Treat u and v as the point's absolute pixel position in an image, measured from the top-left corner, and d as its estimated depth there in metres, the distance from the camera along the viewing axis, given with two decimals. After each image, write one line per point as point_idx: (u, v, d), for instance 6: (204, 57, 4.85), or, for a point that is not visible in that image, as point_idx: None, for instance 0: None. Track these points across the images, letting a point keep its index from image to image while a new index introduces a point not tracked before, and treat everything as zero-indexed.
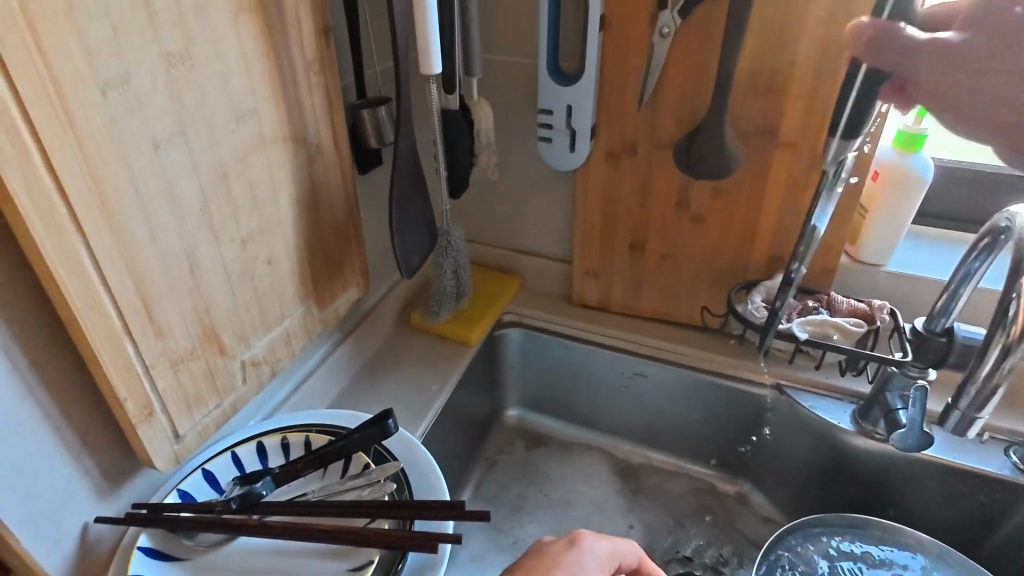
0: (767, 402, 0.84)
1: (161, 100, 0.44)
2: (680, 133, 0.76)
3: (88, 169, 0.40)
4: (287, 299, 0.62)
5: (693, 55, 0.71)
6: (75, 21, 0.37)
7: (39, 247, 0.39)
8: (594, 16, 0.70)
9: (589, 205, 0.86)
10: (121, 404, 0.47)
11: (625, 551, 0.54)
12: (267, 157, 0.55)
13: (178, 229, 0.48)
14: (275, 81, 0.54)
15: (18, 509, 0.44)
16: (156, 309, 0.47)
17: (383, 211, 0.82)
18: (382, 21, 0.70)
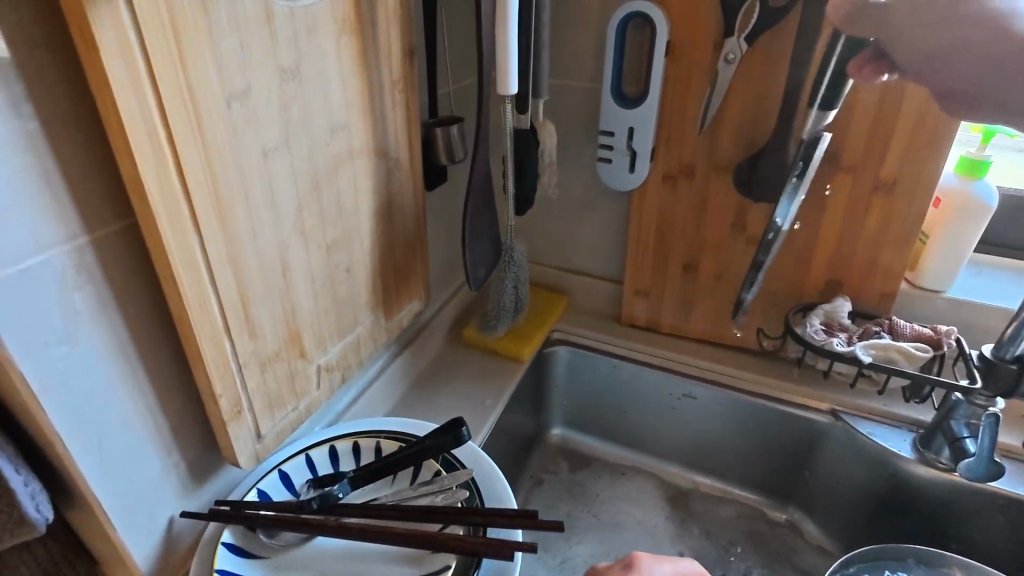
0: (822, 428, 0.83)
1: (273, 110, 0.46)
2: (740, 156, 0.78)
3: (210, 173, 0.42)
4: (360, 307, 0.64)
5: (757, 81, 0.72)
6: (212, 36, 0.40)
7: (164, 245, 0.41)
8: (660, 42, 0.73)
9: (643, 225, 0.88)
10: (216, 400, 0.49)
11: (690, 571, 0.53)
12: (354, 169, 0.57)
13: (275, 233, 0.50)
14: (366, 98, 0.56)
15: (116, 499, 0.46)
16: (252, 309, 0.49)
17: (443, 227, 0.84)
18: (456, 45, 0.73)
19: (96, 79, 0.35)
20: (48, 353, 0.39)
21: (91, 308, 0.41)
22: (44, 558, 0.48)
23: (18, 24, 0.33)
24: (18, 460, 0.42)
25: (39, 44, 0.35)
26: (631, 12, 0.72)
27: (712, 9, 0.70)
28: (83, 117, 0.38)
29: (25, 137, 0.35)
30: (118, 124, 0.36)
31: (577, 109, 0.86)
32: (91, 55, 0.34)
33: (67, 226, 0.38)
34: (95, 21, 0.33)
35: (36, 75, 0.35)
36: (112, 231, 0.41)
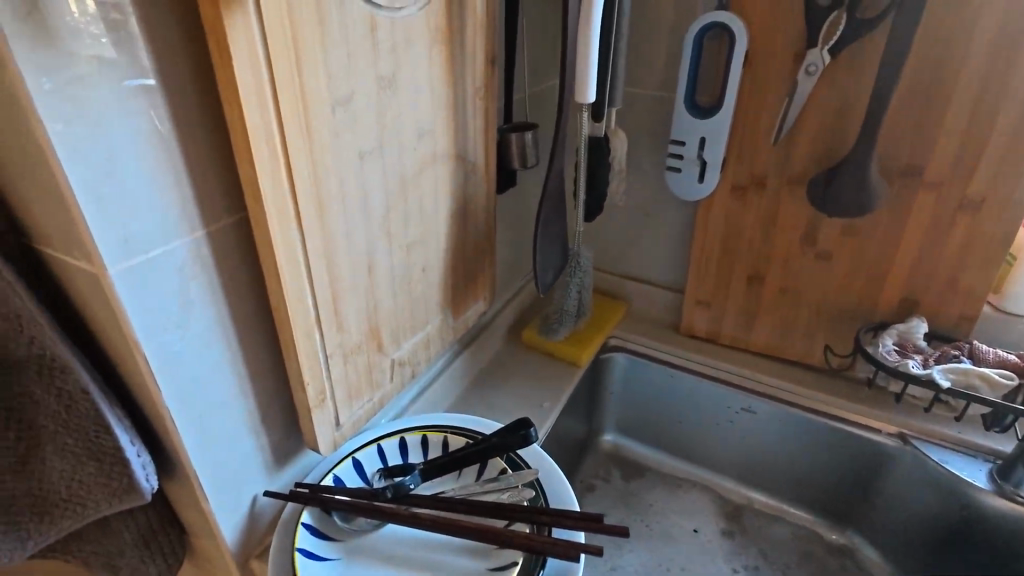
0: (889, 452, 0.81)
1: (370, 116, 0.49)
2: (816, 169, 0.76)
3: (314, 174, 0.45)
4: (432, 306, 0.66)
5: (840, 93, 0.70)
6: (324, 45, 0.42)
7: (271, 241, 0.44)
8: (739, 52, 0.72)
9: (708, 235, 0.87)
10: (304, 387, 0.51)
11: None
12: (436, 173, 0.59)
13: (365, 232, 0.52)
14: (451, 104, 0.58)
15: (210, 475, 0.49)
16: (340, 303, 0.52)
17: (509, 230, 0.86)
18: (533, 52, 0.74)
19: (225, 84, 0.38)
20: (166, 336, 0.43)
21: (204, 297, 0.44)
22: (144, 525, 0.53)
23: (164, 36, 0.37)
24: (133, 433, 0.46)
25: (179, 55, 0.38)
26: (710, 21, 0.72)
27: (795, 20, 0.69)
28: (209, 120, 0.41)
29: (161, 139, 0.38)
30: (241, 128, 0.39)
31: (647, 117, 0.86)
32: (224, 63, 0.37)
33: (190, 220, 0.42)
34: (231, 33, 0.36)
35: (174, 81, 0.38)
36: (226, 225, 0.44)
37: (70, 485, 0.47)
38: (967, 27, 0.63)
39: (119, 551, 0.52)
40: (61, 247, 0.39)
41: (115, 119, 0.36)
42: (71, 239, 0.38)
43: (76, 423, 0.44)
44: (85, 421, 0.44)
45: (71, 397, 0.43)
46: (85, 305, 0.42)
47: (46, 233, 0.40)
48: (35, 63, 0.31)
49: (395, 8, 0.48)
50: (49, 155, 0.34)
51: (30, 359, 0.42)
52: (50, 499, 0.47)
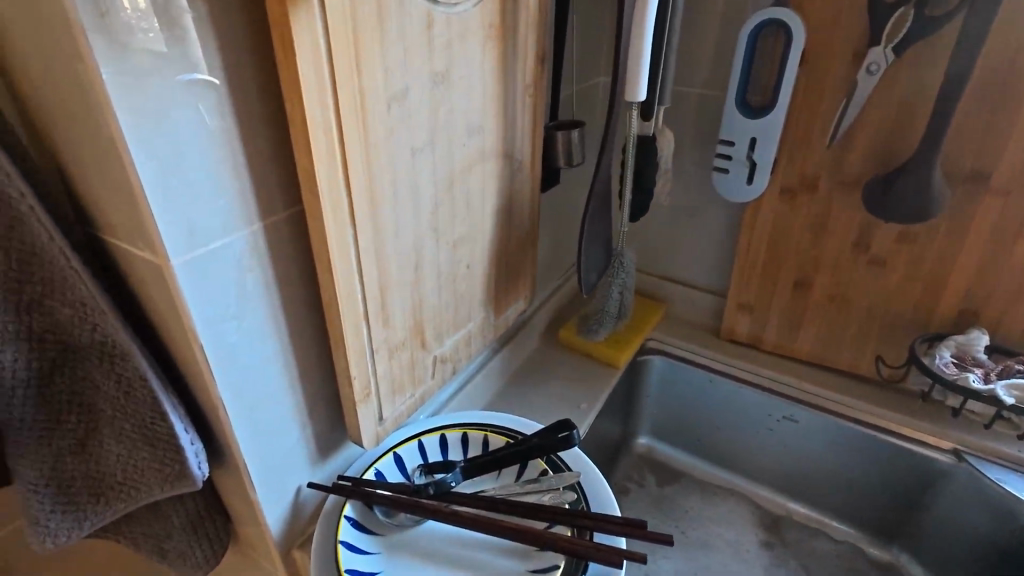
0: (941, 468, 0.77)
1: (423, 112, 0.49)
2: (873, 172, 0.73)
3: (368, 171, 0.45)
4: (474, 303, 0.66)
5: (902, 93, 0.68)
6: (383, 41, 0.42)
7: (326, 236, 0.44)
8: (796, 51, 0.70)
9: (755, 238, 0.84)
10: (350, 381, 0.52)
11: None
12: (484, 170, 0.59)
13: (414, 229, 0.52)
14: (501, 101, 0.58)
15: (258, 464, 0.50)
16: (388, 300, 0.52)
17: (550, 229, 0.85)
18: (582, 49, 0.73)
19: (288, 78, 0.38)
20: (221, 327, 0.43)
21: (258, 289, 0.45)
22: (192, 510, 0.53)
23: (231, 30, 0.37)
24: (187, 420, 0.47)
25: (244, 49, 0.38)
26: (767, 18, 0.70)
27: (857, 17, 0.67)
28: (269, 114, 0.41)
29: (224, 133, 0.39)
30: (302, 123, 0.39)
31: (694, 116, 0.84)
32: (288, 58, 0.37)
33: (248, 212, 0.42)
34: (296, 28, 0.36)
35: (239, 77, 0.39)
36: (281, 219, 0.45)
37: (125, 469, 0.48)
38: None
39: (167, 533, 0.53)
40: (126, 238, 0.40)
41: (183, 113, 0.36)
42: (137, 230, 0.39)
43: (135, 409, 0.45)
44: (142, 408, 0.45)
45: (130, 383, 0.44)
46: (146, 294, 0.43)
47: (112, 223, 0.40)
48: (111, 57, 0.32)
49: (451, 4, 0.47)
50: (121, 148, 0.34)
51: (93, 345, 0.43)
52: (107, 481, 0.48)
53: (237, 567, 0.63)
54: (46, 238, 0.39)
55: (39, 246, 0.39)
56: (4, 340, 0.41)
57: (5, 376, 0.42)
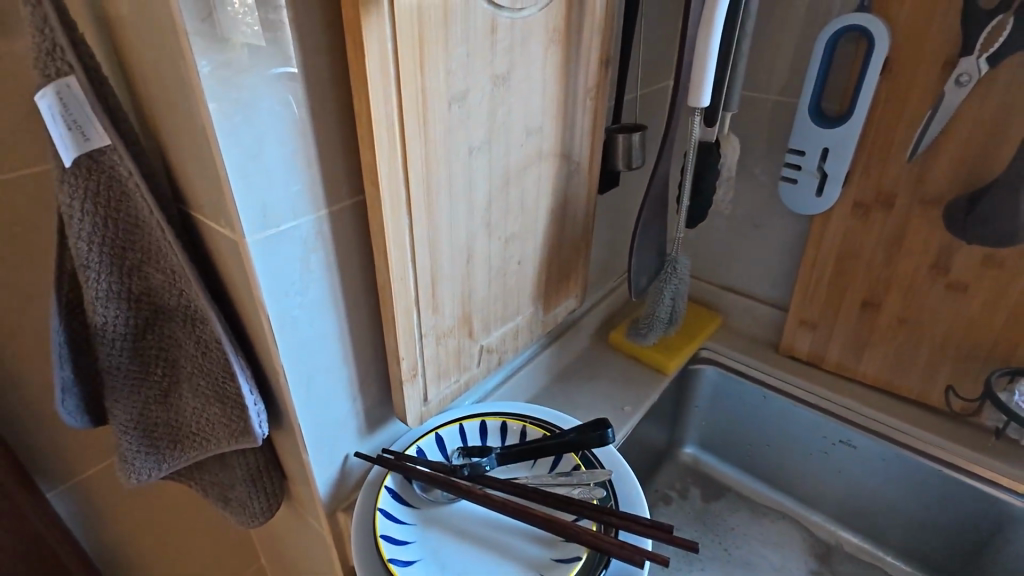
0: (1012, 512, 0.72)
1: (482, 112, 0.51)
2: (957, 190, 0.68)
3: (426, 165, 0.48)
4: (524, 298, 0.68)
5: (994, 107, 0.63)
6: (447, 43, 0.45)
7: (383, 223, 0.47)
8: (878, 58, 0.67)
9: (822, 252, 0.81)
10: (398, 361, 0.55)
11: None
12: (541, 169, 0.61)
13: (468, 222, 0.55)
14: (562, 102, 0.59)
15: (312, 429, 0.55)
16: (438, 288, 0.55)
17: (608, 230, 0.85)
18: (650, 52, 0.73)
19: (358, 80, 0.42)
20: (286, 301, 0.48)
21: (322, 269, 0.49)
22: (253, 464, 0.59)
23: (310, 34, 0.41)
24: (253, 384, 0.52)
25: (321, 50, 0.42)
26: (848, 24, 0.67)
27: (949, 25, 0.63)
28: (339, 112, 0.45)
29: (300, 126, 0.43)
30: (367, 119, 0.43)
31: (765, 122, 0.81)
32: (359, 61, 0.41)
33: (316, 199, 0.46)
34: (367, 33, 0.40)
35: (315, 75, 0.43)
36: (344, 207, 0.49)
37: (199, 421, 0.54)
38: None
39: (231, 482, 0.60)
40: (211, 216, 0.45)
41: (264, 107, 0.41)
42: (220, 209, 0.44)
43: (210, 368, 0.50)
44: (216, 367, 0.50)
45: (208, 345, 0.49)
46: (226, 268, 0.48)
47: (201, 202, 0.46)
48: (208, 60, 0.37)
49: (516, 10, 0.49)
50: (211, 137, 0.39)
51: (180, 308, 0.49)
52: (184, 430, 0.55)
53: (290, 524, 0.69)
54: (147, 212, 0.45)
55: (141, 219, 0.45)
56: (109, 299, 0.47)
57: (107, 329, 0.48)
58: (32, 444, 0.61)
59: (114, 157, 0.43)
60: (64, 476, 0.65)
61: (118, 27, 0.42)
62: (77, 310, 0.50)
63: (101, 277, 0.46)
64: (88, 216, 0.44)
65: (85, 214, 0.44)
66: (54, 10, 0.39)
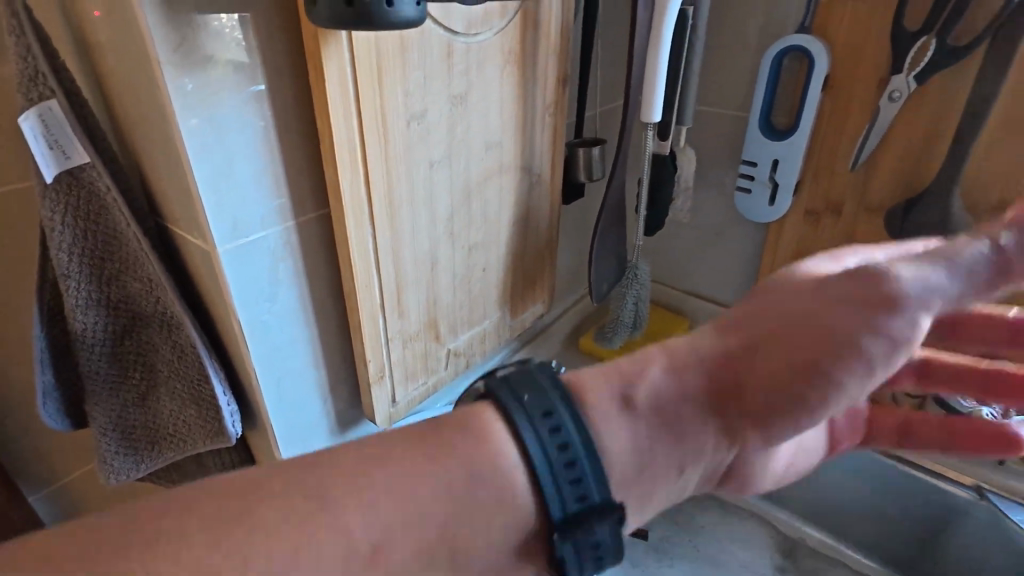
0: (959, 502, 0.76)
1: (441, 130, 0.55)
2: (896, 199, 0.73)
3: (387, 179, 0.52)
4: (490, 304, 0.71)
5: (924, 122, 0.68)
6: (404, 68, 0.49)
7: (346, 233, 0.51)
8: (818, 75, 0.71)
9: (778, 259, 0.85)
10: (366, 364, 0.58)
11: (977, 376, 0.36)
12: (502, 182, 0.65)
13: (430, 232, 0.58)
14: (521, 119, 0.63)
15: (285, 429, 0.58)
16: (403, 295, 0.59)
17: (575, 239, 0.89)
18: (607, 70, 0.77)
19: (319, 102, 0.45)
20: (258, 307, 0.51)
21: (290, 278, 0.52)
22: (228, 465, 0.61)
23: (277, 62, 0.45)
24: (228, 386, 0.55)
25: (286, 76, 0.46)
26: (789, 44, 0.72)
27: (880, 46, 0.68)
28: (304, 131, 0.49)
29: (267, 145, 0.47)
30: (329, 138, 0.47)
31: (721, 136, 0.85)
32: (319, 85, 0.44)
33: (283, 212, 0.50)
34: (326, 60, 0.43)
35: (279, 97, 0.46)
36: (311, 219, 0.52)
37: (176, 422, 0.56)
38: None
39: None
40: (185, 228, 0.49)
41: (233, 128, 0.44)
42: (193, 222, 0.47)
43: (186, 370, 0.53)
44: (192, 370, 0.53)
45: (184, 349, 0.52)
46: (199, 276, 0.51)
47: (176, 216, 0.49)
48: (179, 86, 0.40)
49: (470, 35, 0.53)
50: (183, 156, 0.43)
51: (157, 315, 0.52)
52: (162, 431, 0.57)
53: None
54: (125, 224, 0.48)
55: (119, 230, 0.48)
56: (88, 307, 0.50)
57: (87, 335, 0.51)
58: (14, 450, 0.63)
59: (93, 173, 0.46)
60: (44, 482, 0.67)
61: (97, 54, 0.46)
62: (58, 318, 0.53)
63: (81, 285, 0.49)
64: (69, 229, 0.47)
65: (65, 227, 0.47)
66: (37, 40, 0.42)
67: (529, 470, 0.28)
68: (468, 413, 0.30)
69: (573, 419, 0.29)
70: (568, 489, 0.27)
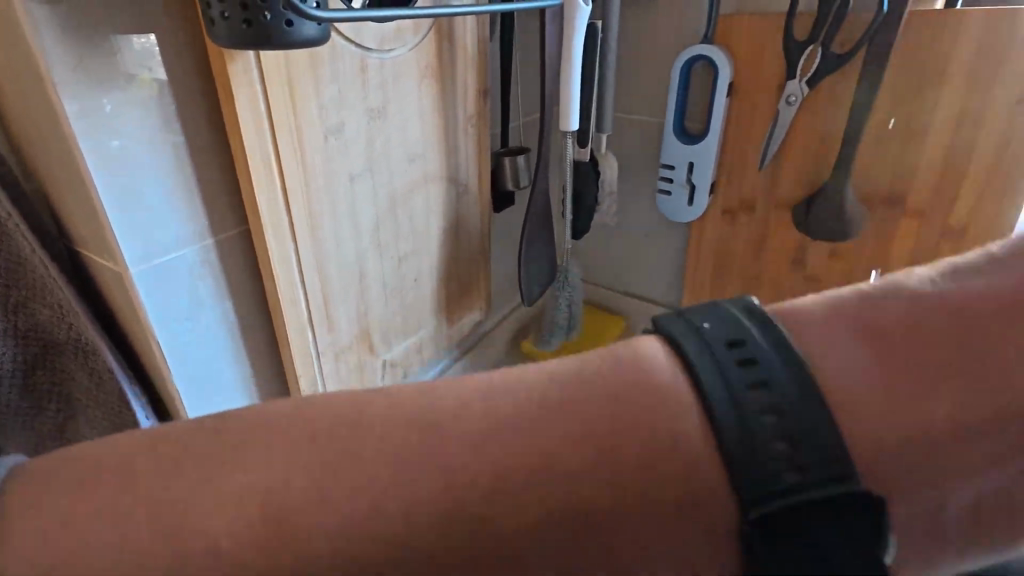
0: None
1: (360, 143, 0.56)
2: (801, 194, 0.78)
3: (306, 193, 0.52)
4: (424, 313, 0.72)
5: (819, 123, 0.73)
6: (316, 83, 0.50)
7: (266, 247, 0.51)
8: (723, 80, 0.75)
9: (702, 255, 0.90)
10: (297, 378, 0.58)
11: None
12: (427, 192, 0.66)
13: (356, 243, 0.59)
14: (442, 130, 0.65)
15: None
16: (331, 307, 0.59)
17: (509, 246, 0.91)
18: (527, 81, 0.80)
19: (230, 119, 0.46)
20: (176, 326, 0.50)
21: (209, 297, 0.52)
22: None
23: (185, 82, 0.45)
24: (146, 406, 0.55)
25: (196, 95, 0.46)
26: (695, 54, 0.76)
27: (775, 54, 0.73)
28: (218, 148, 0.49)
29: (178, 164, 0.46)
30: (242, 154, 0.47)
31: (642, 141, 0.89)
32: (229, 102, 0.45)
33: (199, 230, 0.49)
34: (234, 78, 0.44)
35: (188, 115, 0.46)
36: (230, 235, 0.52)
37: None
38: (940, 62, 0.65)
39: None
40: (95, 250, 0.48)
41: (140, 149, 0.44)
42: (103, 244, 0.46)
43: (103, 396, 0.52)
44: (112, 397, 0.52)
45: (100, 375, 0.51)
46: (114, 298, 0.50)
47: (85, 239, 0.48)
48: (77, 107, 0.40)
49: (384, 51, 0.55)
50: (86, 178, 0.42)
51: (69, 342, 0.49)
52: None
53: None
54: (29, 250, 0.46)
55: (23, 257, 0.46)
56: None
57: None
58: None
59: None
60: None
61: None
62: None
63: None
64: None
65: None
66: None
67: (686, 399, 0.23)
68: (639, 353, 0.25)
69: (768, 344, 0.23)
70: (759, 419, 0.21)
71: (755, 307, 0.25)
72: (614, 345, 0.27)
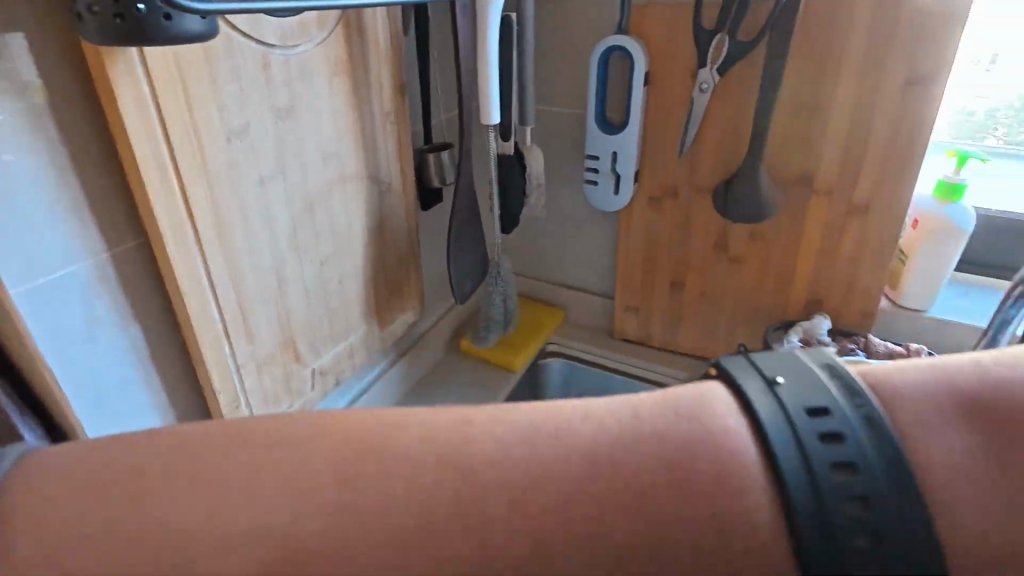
0: None
1: (268, 143, 0.53)
2: (719, 179, 0.81)
3: (210, 198, 0.49)
4: (353, 317, 0.70)
5: (731, 110, 0.76)
6: (213, 81, 0.47)
7: (169, 257, 0.48)
8: (639, 70, 0.77)
9: (631, 243, 0.91)
10: (215, 395, 0.55)
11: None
12: (347, 191, 0.64)
13: (271, 248, 0.56)
14: (358, 127, 0.63)
15: None
16: (249, 317, 0.56)
17: (441, 243, 0.89)
18: (447, 75, 0.79)
19: (114, 122, 0.42)
20: (71, 350, 0.46)
21: (108, 315, 0.48)
22: None
23: (60, 83, 0.41)
24: None
25: (74, 98, 0.42)
26: (611, 44, 0.77)
27: (686, 43, 0.75)
28: (104, 155, 0.45)
29: (58, 173, 0.43)
30: (132, 158, 0.43)
31: (566, 132, 0.90)
32: (111, 102, 0.41)
33: (91, 244, 0.46)
34: (115, 76, 0.41)
35: (67, 119, 0.42)
36: (128, 248, 0.48)
37: None
38: (835, 48, 0.69)
39: None
40: None
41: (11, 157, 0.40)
42: None
43: None
44: None
45: None
46: None
47: None
48: None
49: (288, 47, 0.52)
50: None
51: None
52: None
53: None
54: None
55: None
56: None
57: None
58: None
59: None
60: None
61: None
62: None
63: None
64: None
65: None
66: None
67: (759, 439, 0.27)
68: (707, 392, 0.31)
69: (856, 415, 0.28)
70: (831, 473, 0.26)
71: (835, 363, 0.31)
72: (683, 388, 0.31)
